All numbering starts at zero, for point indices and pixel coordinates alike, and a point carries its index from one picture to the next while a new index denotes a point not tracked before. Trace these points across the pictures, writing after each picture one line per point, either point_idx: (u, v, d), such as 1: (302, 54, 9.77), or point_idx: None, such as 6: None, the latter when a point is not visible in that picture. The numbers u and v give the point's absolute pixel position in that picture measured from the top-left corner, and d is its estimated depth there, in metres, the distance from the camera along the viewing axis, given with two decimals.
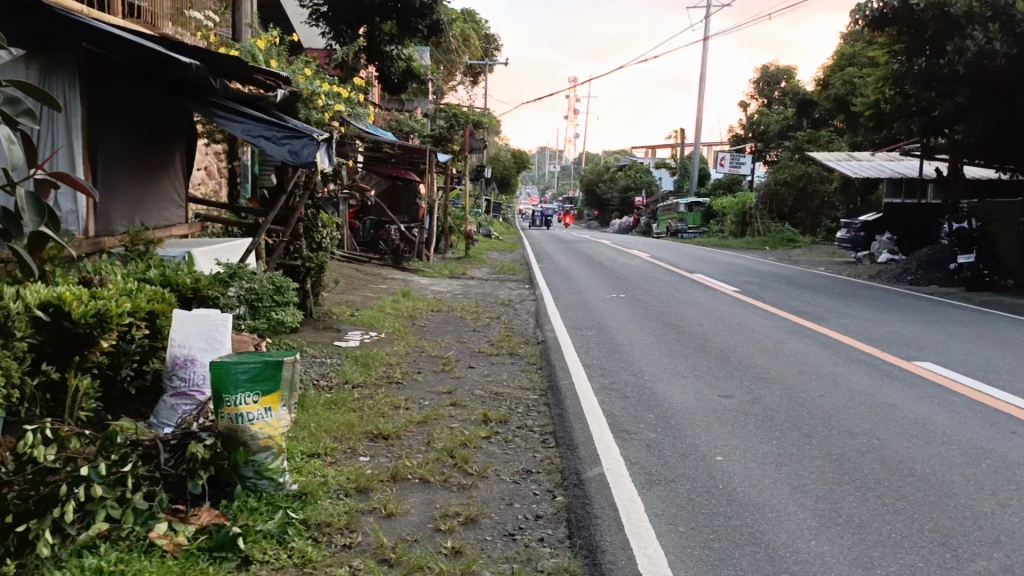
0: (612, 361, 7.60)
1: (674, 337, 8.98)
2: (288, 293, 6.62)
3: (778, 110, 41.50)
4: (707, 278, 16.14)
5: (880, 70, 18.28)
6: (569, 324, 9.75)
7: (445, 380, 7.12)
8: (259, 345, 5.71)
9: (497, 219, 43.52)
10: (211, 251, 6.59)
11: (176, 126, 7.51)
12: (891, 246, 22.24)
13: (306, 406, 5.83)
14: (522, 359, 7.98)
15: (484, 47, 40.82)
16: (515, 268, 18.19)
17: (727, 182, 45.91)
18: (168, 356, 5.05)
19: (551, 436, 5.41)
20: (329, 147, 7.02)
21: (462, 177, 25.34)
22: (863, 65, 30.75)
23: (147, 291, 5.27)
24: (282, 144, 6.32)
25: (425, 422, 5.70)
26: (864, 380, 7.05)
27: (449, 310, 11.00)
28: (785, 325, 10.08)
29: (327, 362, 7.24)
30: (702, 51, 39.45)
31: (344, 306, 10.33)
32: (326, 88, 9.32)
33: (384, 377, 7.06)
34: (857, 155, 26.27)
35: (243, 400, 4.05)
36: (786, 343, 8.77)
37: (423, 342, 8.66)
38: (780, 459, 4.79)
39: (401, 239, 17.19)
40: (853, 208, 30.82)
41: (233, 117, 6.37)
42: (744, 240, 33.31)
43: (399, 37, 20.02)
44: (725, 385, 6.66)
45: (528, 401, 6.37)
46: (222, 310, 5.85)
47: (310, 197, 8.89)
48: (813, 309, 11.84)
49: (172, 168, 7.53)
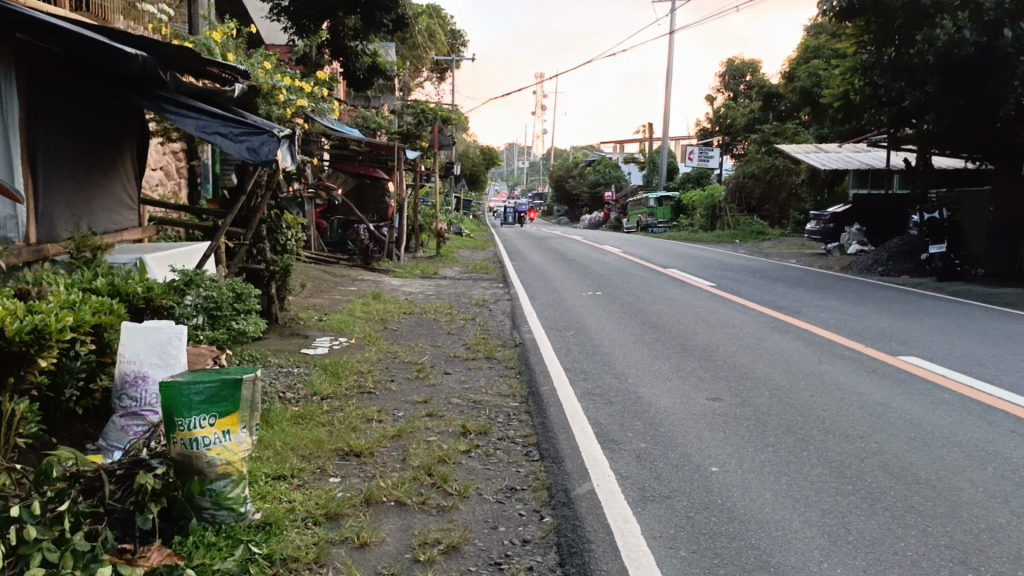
0: (592, 363, 7.29)
1: (654, 336, 8.69)
2: (250, 300, 6.24)
3: (744, 103, 41.50)
4: (682, 273, 15.91)
5: (848, 61, 18.23)
6: (545, 325, 9.42)
7: (419, 389, 6.75)
8: (218, 358, 5.30)
9: (467, 216, 43.13)
10: (165, 256, 6.17)
11: (126, 124, 7.06)
12: (863, 238, 22.23)
13: (271, 422, 5.44)
14: (499, 363, 7.64)
15: (449, 43, 40.41)
16: (486, 266, 17.81)
17: (696, 175, 45.89)
18: (117, 373, 4.64)
19: (535, 448, 5.08)
20: (291, 142, 6.62)
21: (431, 175, 24.90)
22: (829, 56, 30.77)
23: (93, 302, 4.89)
24: (240, 141, 5.91)
25: (400, 436, 5.34)
26: (853, 377, 6.80)
27: (422, 312, 10.61)
28: (766, 320, 9.83)
29: (293, 372, 6.84)
30: (668, 45, 39.35)
31: (311, 310, 9.90)
32: (288, 82, 8.84)
33: (355, 387, 6.68)
34: (826, 147, 26.29)
35: (198, 423, 3.66)
36: (769, 340, 8.52)
37: (395, 347, 8.28)
38: (779, 469, 4.50)
39: (370, 239, 16.75)
40: (822, 200, 30.85)
41: (186, 114, 5.94)
42: (715, 234, 33.26)
43: (364, 32, 19.56)
44: (713, 387, 6.38)
45: (508, 410, 6.04)
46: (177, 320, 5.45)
47: (272, 197, 8.47)
48: (792, 303, 11.64)
49: (123, 169, 7.08)
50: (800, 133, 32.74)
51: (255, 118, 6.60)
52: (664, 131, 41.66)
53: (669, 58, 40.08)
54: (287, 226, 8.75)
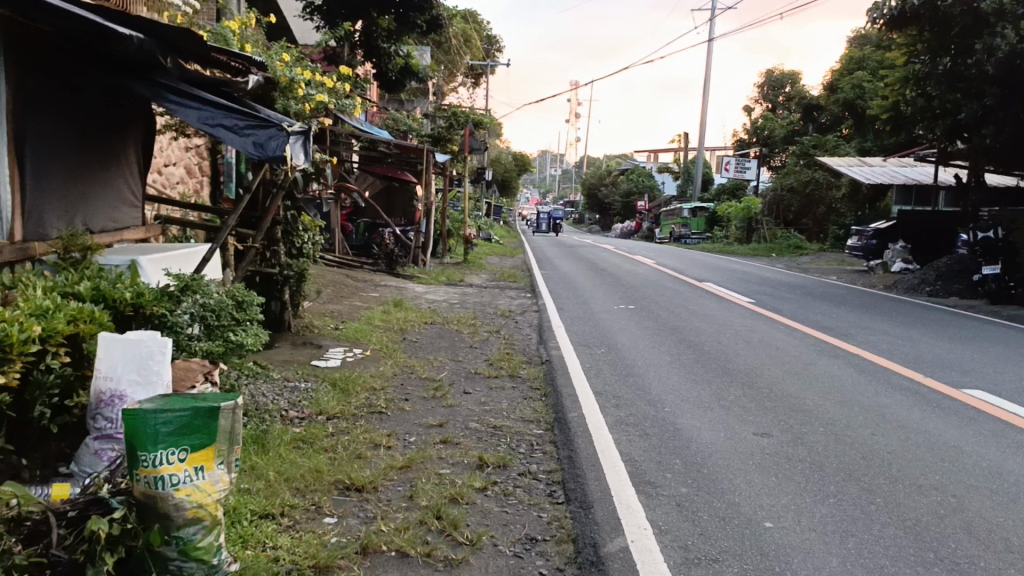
0: (624, 387, 6.66)
1: (691, 357, 8.03)
2: (251, 309, 5.62)
3: (783, 114, 40.55)
4: (719, 287, 15.21)
5: (898, 72, 17.43)
6: (574, 341, 8.82)
7: (435, 410, 6.18)
8: (210, 376, 4.76)
9: (497, 223, 42.57)
10: (161, 259, 5.63)
11: (128, 115, 6.57)
12: (907, 255, 21.32)
13: (267, 446, 4.88)
14: (524, 383, 7.04)
15: (485, 48, 39.96)
16: (515, 274, 17.22)
17: (732, 187, 44.99)
18: (92, 390, 4.12)
19: (560, 488, 4.48)
20: (307, 138, 6.10)
21: (461, 180, 24.38)
22: (874, 68, 29.80)
23: (72, 308, 4.39)
24: (245, 134, 5.42)
25: (408, 467, 4.77)
26: (916, 413, 6.11)
27: (443, 323, 10.05)
28: (813, 343, 9.13)
29: (300, 388, 6.29)
30: (707, 55, 38.59)
31: (327, 318, 9.38)
32: (308, 76, 8.34)
33: (365, 406, 6.13)
34: (869, 161, 25.35)
35: (164, 459, 3.11)
36: (817, 365, 7.84)
37: (413, 361, 7.74)
38: (847, 530, 3.85)
39: (395, 243, 16.23)
40: (862, 215, 29.84)
41: (186, 102, 5.42)
42: (750, 247, 32.37)
43: (397, 33, 19.11)
44: (759, 420, 5.72)
45: (531, 439, 5.44)
46: (167, 330, 4.94)
47: (287, 197, 7.98)
48: (838, 324, 10.91)
49: (124, 163, 6.60)
50: (842, 145, 31.78)
51: (267, 111, 6.10)
52: (700, 141, 40.84)
53: (706, 67, 39.31)
54: (303, 229, 8.24)
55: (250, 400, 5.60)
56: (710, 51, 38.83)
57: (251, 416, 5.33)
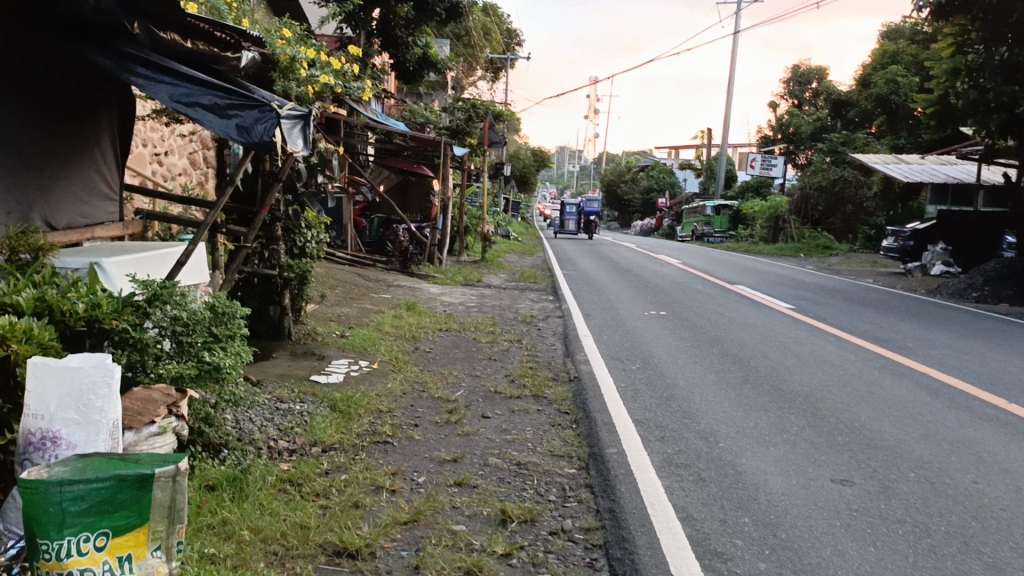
0: (669, 415, 5.76)
1: (739, 375, 7.13)
2: (235, 322, 4.69)
3: (810, 110, 39.31)
4: (752, 291, 14.25)
5: (945, 63, 16.36)
6: (605, 354, 7.93)
7: (449, 440, 5.29)
8: (175, 408, 3.90)
9: (515, 219, 41.73)
10: (127, 263, 4.74)
11: (98, 96, 5.74)
12: (947, 258, 20.21)
13: (245, 492, 4.05)
14: (550, 406, 6.18)
15: (506, 42, 39.14)
16: (535, 274, 16.33)
17: (756, 184, 43.84)
18: (20, 431, 3.31)
19: (603, 557, 3.61)
20: (307, 122, 5.20)
21: (479, 174, 23.47)
22: (910, 62, 28.58)
23: (1, 323, 3.56)
24: (227, 115, 4.53)
25: (415, 522, 3.91)
26: (1017, 451, 5.18)
27: (459, 330, 9.15)
28: (872, 359, 8.17)
29: (293, 411, 5.45)
30: (732, 49, 37.44)
31: (332, 324, 8.52)
32: (312, 55, 7.48)
33: (367, 433, 5.29)
34: (906, 158, 24.21)
35: (73, 549, 2.35)
36: (883, 387, 6.91)
37: (425, 376, 6.89)
38: None
39: (410, 241, 15.35)
40: (895, 215, 28.65)
41: (158, 77, 4.58)
42: (776, 246, 31.27)
43: (416, 21, 18.18)
44: (832, 461, 4.82)
45: (563, 482, 4.56)
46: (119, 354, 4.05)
47: (284, 190, 7.13)
48: (892, 336, 9.93)
49: (97, 149, 5.79)
50: (872, 143, 30.61)
51: (261, 91, 5.21)
52: (725, 136, 39.72)
53: (730, 61, 38.27)
54: (306, 226, 7.46)
55: (233, 428, 4.76)
56: (736, 43, 37.69)
57: (231, 448, 4.51)
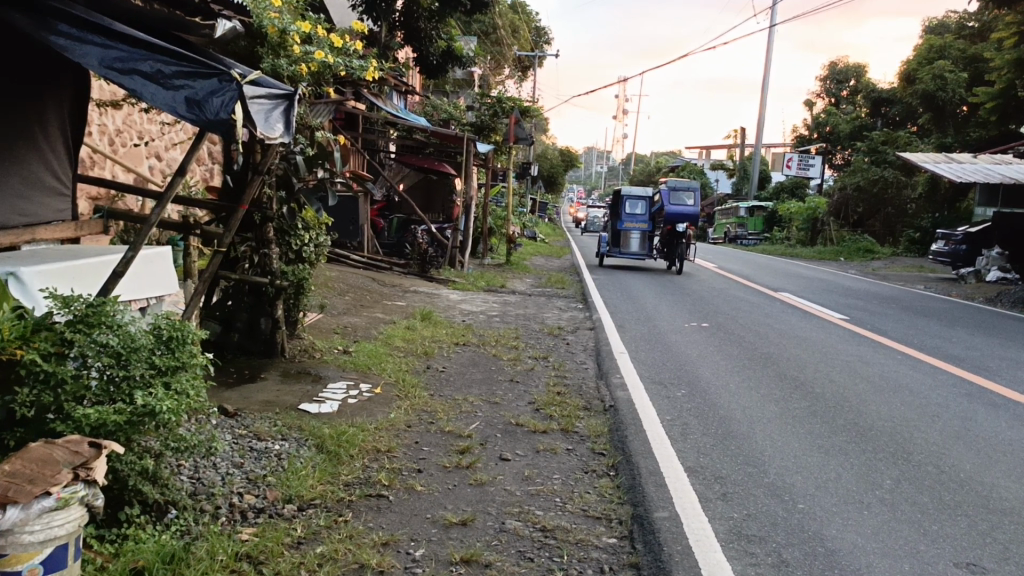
0: (729, 461, 4.70)
1: (804, 406, 6.05)
2: (186, 350, 3.69)
3: (848, 108, 37.89)
4: (797, 299, 13.12)
5: (1007, 55, 15.09)
6: (644, 377, 6.87)
7: (458, 492, 4.29)
8: (85, 471, 2.91)
9: (543, 220, 40.86)
10: (50, 274, 3.84)
11: (43, 78, 4.87)
12: (1003, 263, 18.85)
13: None
14: (583, 444, 5.14)
15: (534, 41, 38.19)
16: (563, 278, 15.33)
17: (792, 185, 42.33)
18: None
19: None
20: (293, 102, 4.15)
21: (505, 173, 22.48)
22: (957, 58, 27.10)
23: None
24: (174, 87, 3.71)
25: None
26: None
27: (478, 345, 8.15)
28: (955, 385, 7.03)
29: (271, 453, 4.49)
30: (766, 47, 36.18)
31: (335, 337, 7.56)
32: (308, 29, 6.56)
33: (358, 481, 4.32)
34: (956, 157, 22.85)
35: None
36: (983, 423, 5.77)
37: (435, 402, 5.90)
38: None
39: (430, 242, 14.35)
40: (941, 217, 27.28)
41: (87, 38, 3.67)
42: (815, 249, 29.97)
43: (440, 13, 17.16)
44: (949, 535, 3.75)
45: (601, 559, 3.53)
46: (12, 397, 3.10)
47: (272, 184, 6.18)
48: (967, 353, 8.77)
49: (41, 141, 4.92)
50: (914, 142, 29.22)
51: (233, 62, 4.20)
52: (759, 135, 38.23)
53: (765, 56, 36.84)
54: (304, 227, 6.50)
55: (186, 481, 3.85)
56: (772, 38, 36.22)
57: (182, 509, 3.58)
